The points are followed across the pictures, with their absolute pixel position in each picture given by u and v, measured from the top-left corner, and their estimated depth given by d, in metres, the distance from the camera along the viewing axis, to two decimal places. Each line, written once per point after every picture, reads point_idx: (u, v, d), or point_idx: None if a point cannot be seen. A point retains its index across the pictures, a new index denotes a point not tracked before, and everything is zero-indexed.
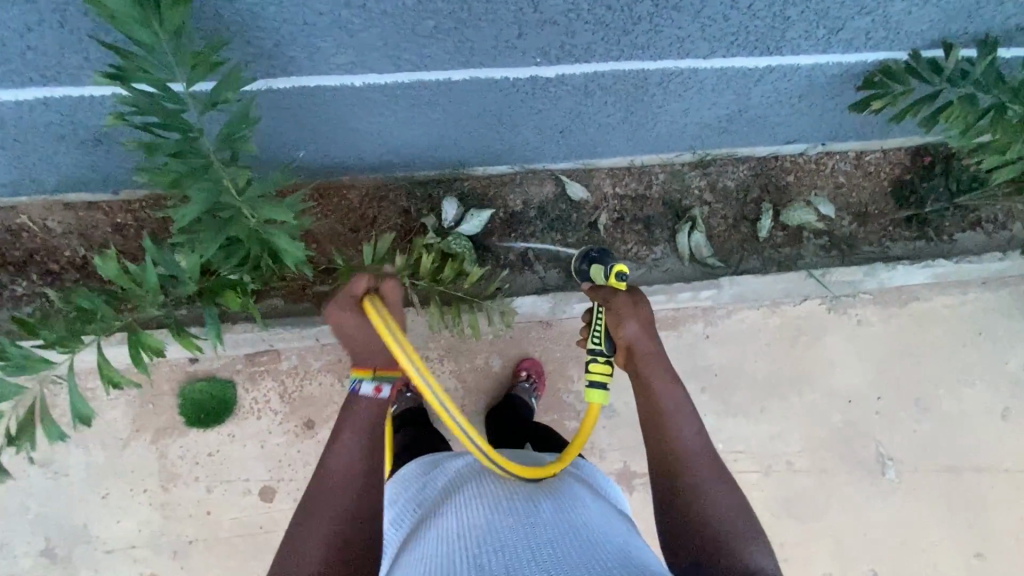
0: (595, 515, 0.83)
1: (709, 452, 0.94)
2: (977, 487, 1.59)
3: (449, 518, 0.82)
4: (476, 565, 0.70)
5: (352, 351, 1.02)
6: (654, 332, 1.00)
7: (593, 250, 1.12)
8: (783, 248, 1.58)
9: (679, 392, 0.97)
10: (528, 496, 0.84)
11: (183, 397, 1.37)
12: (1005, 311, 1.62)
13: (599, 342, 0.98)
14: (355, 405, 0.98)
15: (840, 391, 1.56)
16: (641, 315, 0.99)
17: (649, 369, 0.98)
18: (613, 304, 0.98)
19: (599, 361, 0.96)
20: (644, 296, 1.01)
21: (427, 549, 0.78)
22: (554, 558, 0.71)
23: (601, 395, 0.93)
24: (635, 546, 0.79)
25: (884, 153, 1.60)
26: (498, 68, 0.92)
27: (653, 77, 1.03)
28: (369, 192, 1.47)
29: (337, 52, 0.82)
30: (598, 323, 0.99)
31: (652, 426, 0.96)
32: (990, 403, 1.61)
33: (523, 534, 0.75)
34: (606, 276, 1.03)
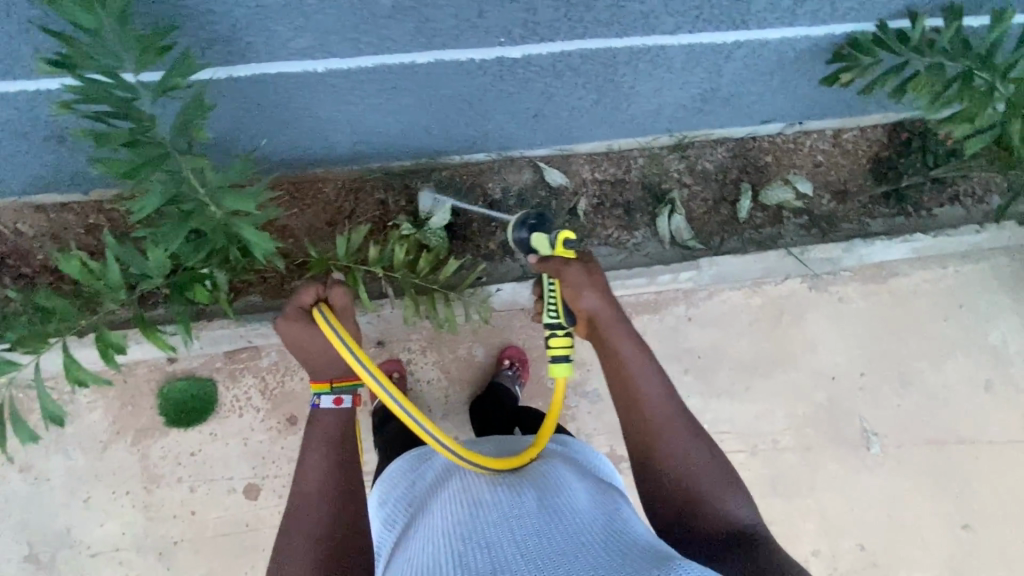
0: (581, 498, 0.81)
1: (682, 414, 0.90)
2: (961, 458, 1.60)
3: (435, 519, 0.80)
4: (460, 562, 0.68)
5: (308, 365, 1.00)
6: (614, 297, 0.96)
7: (529, 215, 1.01)
8: (764, 228, 1.58)
9: (646, 358, 0.93)
10: (510, 486, 0.83)
11: (162, 397, 1.35)
12: (984, 284, 1.63)
13: (555, 315, 0.96)
14: (317, 422, 0.95)
15: (823, 368, 1.57)
16: (598, 283, 0.94)
17: (613, 336, 0.94)
18: (567, 277, 0.93)
19: (559, 335, 0.94)
20: (596, 262, 0.96)
21: (414, 550, 0.76)
22: (540, 548, 0.69)
23: (564, 368, 0.93)
24: (625, 524, 0.77)
25: (860, 131, 1.61)
26: (461, 49, 0.91)
27: (621, 56, 1.02)
28: (345, 184, 1.46)
29: (295, 35, 0.81)
30: (552, 297, 0.96)
31: (621, 396, 0.92)
32: (972, 376, 1.62)
33: (508, 527, 0.73)
34: (552, 245, 0.96)
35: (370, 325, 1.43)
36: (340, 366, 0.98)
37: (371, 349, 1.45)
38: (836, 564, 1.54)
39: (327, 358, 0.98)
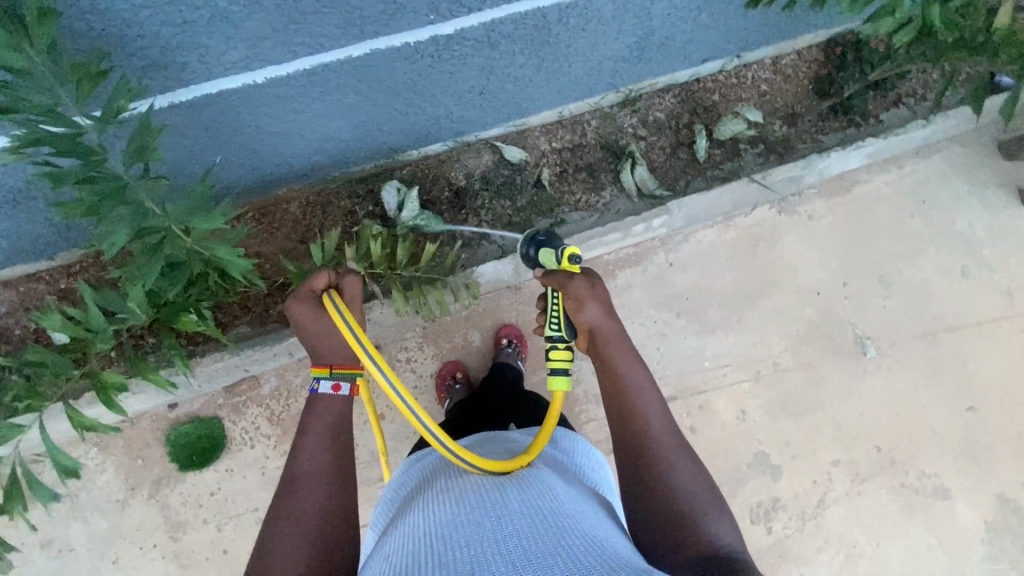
0: (568, 503, 0.82)
1: (672, 429, 0.93)
2: (954, 345, 1.66)
3: (420, 518, 0.82)
4: (440, 561, 0.70)
5: (310, 350, 0.99)
6: (615, 313, 1.00)
7: (539, 232, 1.05)
8: (724, 164, 1.62)
9: (641, 372, 0.98)
10: (496, 486, 0.85)
11: (171, 443, 1.35)
12: (942, 176, 1.69)
13: (558, 329, 0.99)
14: (315, 406, 0.94)
15: (807, 286, 1.61)
16: (601, 297, 0.98)
17: (610, 349, 0.99)
18: (571, 289, 0.97)
19: (559, 348, 0.97)
20: (599, 276, 1.00)
21: (394, 543, 0.79)
22: (518, 549, 0.71)
23: (564, 381, 0.95)
24: (606, 533, 0.78)
25: (797, 54, 1.67)
26: (394, 35, 0.92)
27: (551, 15, 1.04)
28: (308, 200, 1.46)
29: (229, 47, 0.81)
30: (556, 308, 0.99)
31: (618, 405, 0.95)
32: (948, 265, 1.68)
33: (490, 528, 0.75)
34: (559, 260, 0.99)
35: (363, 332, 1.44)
36: (344, 353, 0.97)
37: None
38: (856, 470, 1.58)
39: (330, 343, 0.96)
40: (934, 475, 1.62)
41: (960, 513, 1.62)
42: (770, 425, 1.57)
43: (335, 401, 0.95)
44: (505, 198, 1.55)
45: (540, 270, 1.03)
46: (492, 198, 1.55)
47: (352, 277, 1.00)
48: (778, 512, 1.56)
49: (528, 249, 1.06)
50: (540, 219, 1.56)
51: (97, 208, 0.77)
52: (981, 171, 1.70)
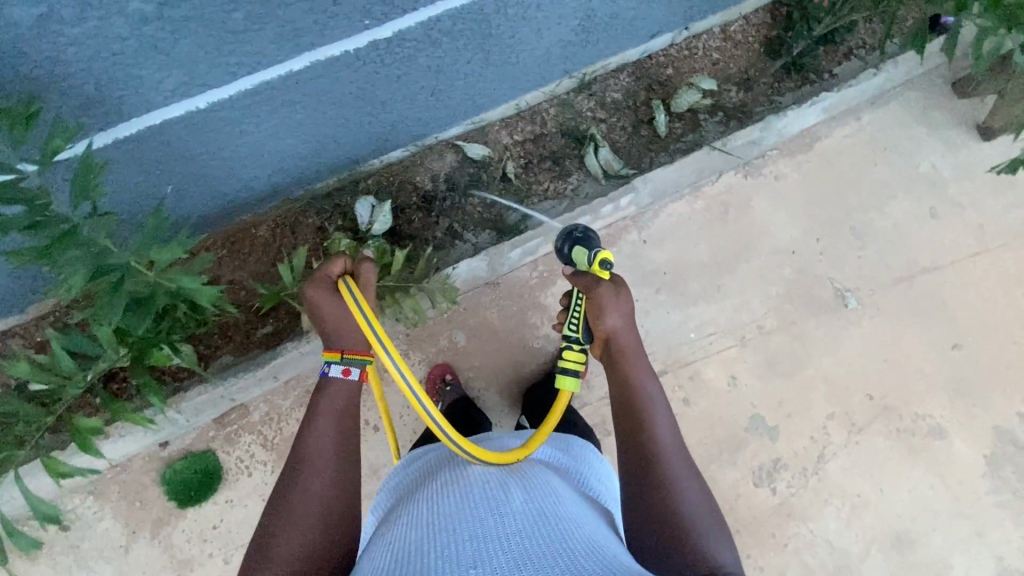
0: (565, 507, 0.87)
1: (680, 446, 0.96)
2: (932, 286, 1.68)
3: (424, 510, 0.87)
4: (442, 552, 0.75)
5: (323, 336, 1.02)
6: (635, 329, 1.05)
7: (577, 230, 1.09)
8: (686, 136, 1.63)
9: (653, 384, 1.02)
10: (501, 484, 0.89)
11: (167, 482, 1.34)
12: (900, 122, 1.71)
13: (575, 330, 1.07)
14: (327, 390, 0.97)
15: (782, 246, 1.63)
16: (624, 309, 1.03)
17: (626, 361, 1.03)
18: (595, 296, 1.03)
19: (572, 349, 1.05)
20: (626, 287, 1.05)
21: (401, 533, 0.84)
22: (522, 547, 0.75)
23: (572, 381, 1.01)
24: (600, 537, 0.82)
25: (745, 20, 1.69)
26: (330, 44, 0.91)
27: (488, 6, 1.04)
28: (276, 222, 1.45)
29: (163, 76, 0.80)
30: (577, 310, 1.08)
31: (627, 412, 0.99)
32: (917, 208, 1.70)
33: (495, 527, 0.79)
34: (590, 262, 1.04)
35: None
36: (356, 339, 1.00)
37: None
38: (852, 420, 1.60)
39: (345, 327, 1.00)
40: (929, 416, 1.63)
41: (958, 450, 1.64)
42: (762, 387, 1.58)
43: (345, 385, 0.97)
44: (474, 196, 1.55)
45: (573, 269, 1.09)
46: (461, 198, 1.54)
47: (367, 264, 1.06)
48: (781, 472, 1.57)
49: (563, 244, 1.10)
50: (511, 212, 1.56)
51: (49, 252, 0.76)
52: (938, 113, 1.72)
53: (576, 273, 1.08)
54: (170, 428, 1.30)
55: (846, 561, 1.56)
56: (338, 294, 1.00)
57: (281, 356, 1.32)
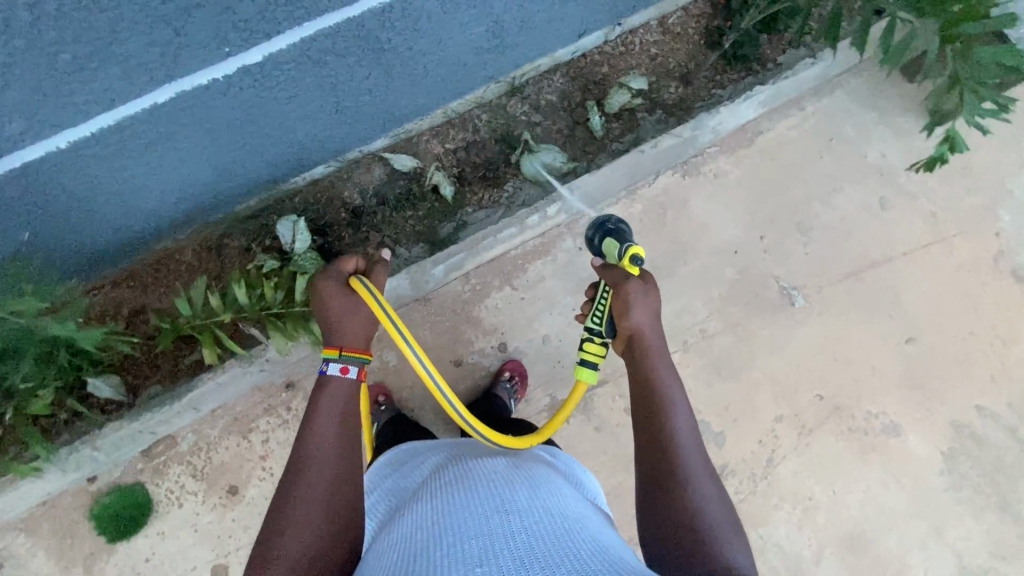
0: (572, 509, 0.85)
1: (700, 449, 0.93)
2: (883, 280, 1.63)
3: (428, 510, 0.85)
4: (449, 552, 0.73)
5: (323, 331, 1.01)
6: (660, 327, 1.03)
7: (610, 221, 1.10)
8: (624, 136, 1.57)
9: (675, 381, 0.99)
10: (508, 484, 0.87)
11: (95, 517, 1.32)
12: (847, 110, 1.64)
13: (598, 322, 1.06)
14: (324, 389, 0.94)
15: (724, 246, 1.58)
16: (650, 308, 1.01)
17: (649, 359, 1.00)
18: (624, 291, 1.01)
19: (593, 341, 1.06)
20: (655, 285, 1.03)
21: (404, 533, 0.82)
22: (529, 547, 0.73)
23: (589, 374, 1.06)
24: (607, 538, 0.80)
25: (683, 12, 1.62)
26: (193, 74, 0.87)
27: (367, 22, 0.99)
28: (199, 247, 1.42)
29: (3, 121, 0.78)
30: (603, 303, 1.06)
31: (645, 407, 0.96)
32: (866, 200, 1.64)
33: (502, 525, 0.77)
34: (621, 256, 1.05)
35: (268, 374, 1.35)
36: (357, 337, 1.00)
37: (283, 394, 1.39)
38: (802, 422, 1.56)
39: (348, 327, 1.00)
40: (882, 414, 1.59)
41: (914, 447, 1.59)
42: (706, 392, 1.55)
43: (345, 383, 0.96)
44: (405, 210, 1.50)
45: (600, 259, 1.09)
46: (391, 212, 1.50)
47: (379, 267, 1.11)
48: (728, 477, 1.54)
49: (594, 234, 1.11)
50: (442, 224, 1.52)
51: None
52: (886, 99, 1.65)
53: (605, 265, 1.08)
54: (91, 464, 1.28)
55: (798, 566, 1.53)
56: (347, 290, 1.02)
57: (200, 388, 1.29)
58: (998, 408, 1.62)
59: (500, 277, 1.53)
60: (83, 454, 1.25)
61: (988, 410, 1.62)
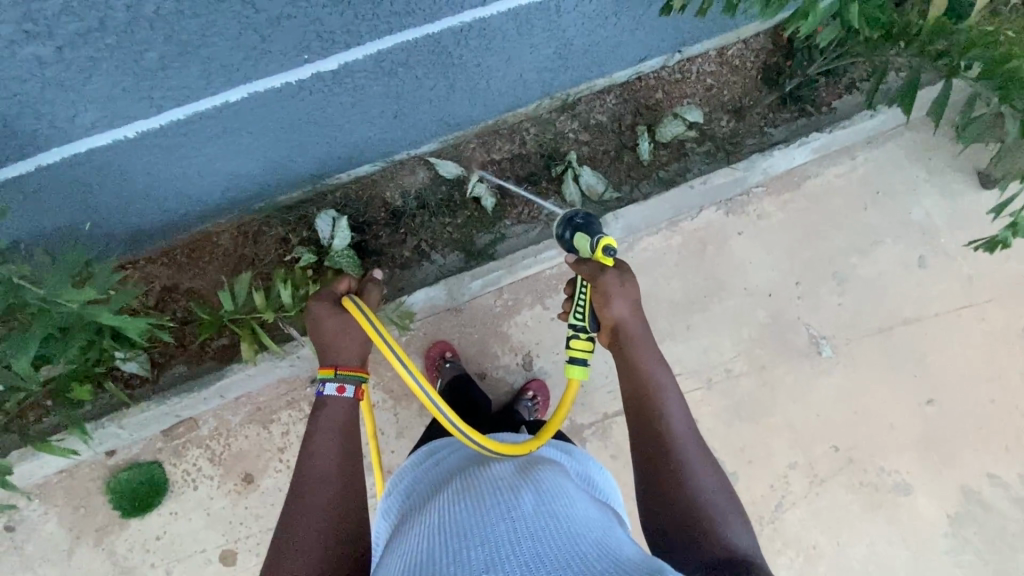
0: (580, 511, 0.82)
1: (696, 436, 0.94)
2: (911, 338, 1.62)
3: (435, 515, 0.83)
4: (455, 560, 0.70)
5: (319, 351, 1.03)
6: (642, 314, 1.02)
7: (578, 216, 1.09)
8: (670, 165, 1.55)
9: (664, 370, 0.99)
10: (512, 488, 0.84)
11: (111, 491, 1.33)
12: (897, 164, 1.63)
13: (581, 318, 1.04)
14: (322, 411, 0.96)
15: (757, 288, 1.58)
16: (630, 296, 1.00)
17: (636, 350, 1.00)
18: (601, 282, 0.99)
19: (580, 337, 1.02)
20: (631, 273, 1.01)
21: (411, 541, 0.79)
22: (533, 556, 0.70)
23: (581, 370, 0.99)
24: (616, 541, 0.77)
25: (744, 44, 1.58)
26: (268, 77, 0.86)
27: (444, 39, 0.97)
28: (237, 232, 1.42)
29: (78, 111, 0.77)
30: (582, 298, 1.04)
31: (637, 400, 0.97)
32: (905, 256, 1.63)
33: (506, 530, 0.75)
34: (593, 249, 1.03)
35: (296, 369, 1.35)
36: (351, 356, 1.01)
37: (306, 389, 1.39)
38: (814, 471, 1.57)
39: (343, 346, 1.01)
40: (894, 472, 1.60)
41: (922, 508, 1.60)
42: (721, 429, 1.56)
43: (342, 403, 0.97)
44: (444, 216, 1.48)
45: (573, 256, 1.07)
46: (430, 217, 1.47)
47: (372, 287, 1.14)
48: None
49: (565, 231, 1.10)
50: (481, 234, 1.50)
51: None
52: (937, 157, 1.63)
53: (579, 260, 1.05)
54: (114, 439, 1.29)
55: None
56: (338, 310, 1.03)
57: (228, 376, 1.29)
58: (1009, 478, 1.62)
59: (532, 295, 1.53)
60: (105, 429, 1.26)
61: (1000, 479, 1.62)
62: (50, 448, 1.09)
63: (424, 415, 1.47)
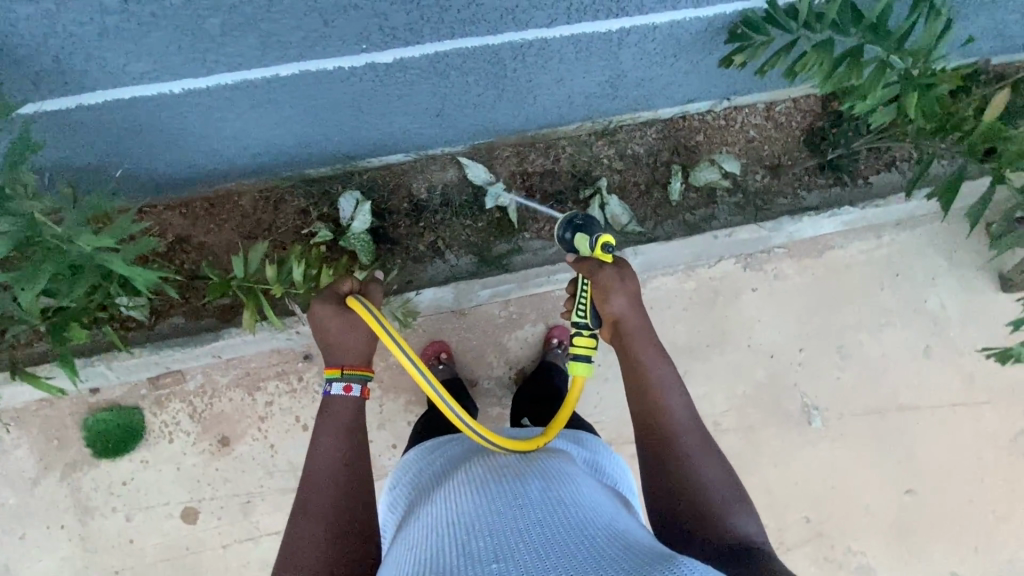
0: (588, 497, 0.82)
1: (697, 425, 0.95)
2: (903, 425, 1.62)
3: (443, 507, 0.82)
4: (464, 551, 0.69)
5: (324, 351, 1.02)
6: (641, 306, 1.02)
7: (578, 217, 1.06)
8: (698, 209, 1.55)
9: (663, 362, 0.99)
10: (519, 476, 0.85)
11: (87, 429, 1.32)
12: (921, 251, 1.62)
13: (583, 315, 1.01)
14: (330, 408, 0.96)
15: (761, 347, 1.58)
16: (629, 289, 1.00)
17: (636, 343, 1.00)
18: (600, 279, 0.99)
19: (583, 335, 0.98)
20: (631, 269, 1.01)
21: (419, 536, 0.78)
22: (542, 539, 0.70)
23: (585, 368, 0.96)
24: (625, 525, 0.77)
25: (794, 103, 1.56)
26: (322, 59, 0.86)
27: (503, 52, 0.97)
28: (258, 196, 1.41)
29: (131, 60, 0.77)
30: (583, 296, 1.02)
31: (636, 395, 0.98)
32: (912, 343, 1.62)
33: (513, 516, 0.74)
34: (592, 247, 1.01)
35: (292, 342, 1.35)
36: (358, 356, 1.01)
37: (298, 364, 1.38)
38: (782, 537, 1.58)
39: (347, 347, 1.01)
40: (860, 553, 1.60)
41: None
42: None
43: (348, 401, 0.97)
44: (465, 217, 1.47)
45: (573, 255, 1.05)
46: (451, 216, 1.47)
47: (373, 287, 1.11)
48: None
49: (565, 233, 1.07)
50: (498, 243, 1.49)
51: None
52: (962, 251, 1.62)
53: (578, 260, 1.04)
54: (101, 379, 1.30)
55: None
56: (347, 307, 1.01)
57: (223, 338, 1.29)
58: None
59: (537, 313, 1.54)
60: (94, 367, 1.26)
61: None
62: (38, 384, 1.04)
63: (410, 410, 1.47)
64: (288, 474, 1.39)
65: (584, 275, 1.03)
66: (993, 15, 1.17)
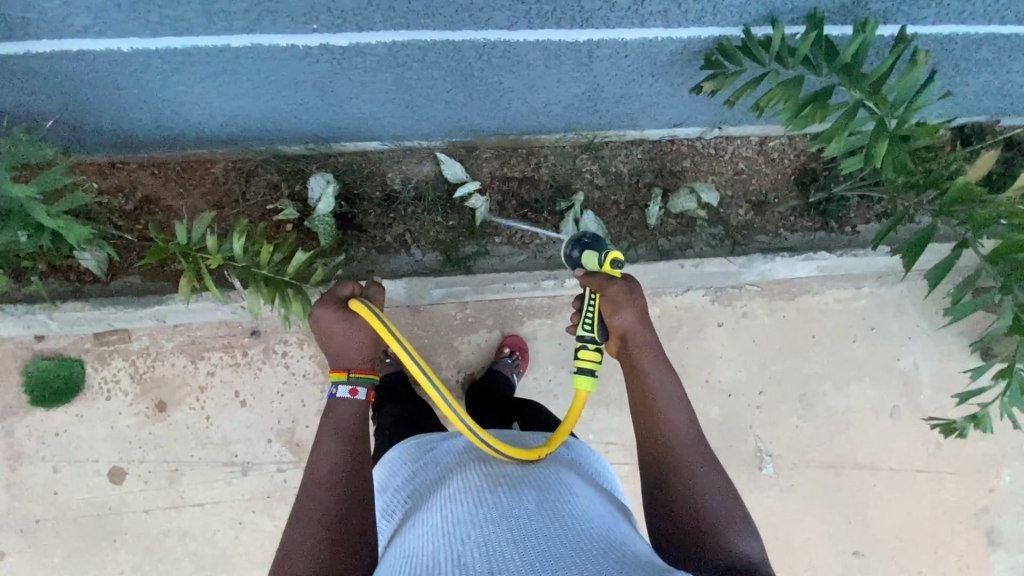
0: (584, 506, 0.79)
1: (703, 440, 0.89)
2: (860, 485, 1.56)
3: (436, 514, 0.79)
4: (458, 563, 0.67)
5: (328, 355, 1.00)
6: (650, 322, 0.96)
7: (584, 235, 0.98)
8: (674, 237, 1.50)
9: (670, 377, 0.93)
10: (512, 485, 0.81)
11: (26, 375, 1.32)
12: (900, 308, 1.56)
13: (590, 329, 0.92)
14: (333, 411, 0.95)
15: (720, 385, 1.54)
16: (638, 305, 0.94)
17: (644, 357, 0.93)
18: (609, 292, 0.92)
19: (589, 348, 0.91)
20: (640, 286, 0.95)
21: (413, 545, 0.75)
22: (539, 552, 0.68)
23: (589, 383, 0.89)
24: (623, 535, 0.75)
25: (789, 140, 1.51)
26: (275, 35, 0.87)
27: (465, 49, 0.96)
28: (233, 166, 1.40)
29: (70, 12, 0.79)
30: (590, 310, 0.93)
31: (640, 409, 0.92)
32: (879, 402, 1.57)
33: (508, 528, 0.72)
34: (600, 264, 0.94)
35: (239, 315, 1.34)
36: (364, 359, 0.99)
37: (245, 339, 1.37)
38: None
39: (354, 350, 0.99)
40: None
41: None
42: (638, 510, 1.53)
43: (353, 404, 0.95)
44: (436, 214, 1.44)
45: (580, 271, 0.97)
46: (423, 210, 1.44)
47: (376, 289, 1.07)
48: None
49: (570, 251, 0.99)
50: (466, 243, 1.46)
51: None
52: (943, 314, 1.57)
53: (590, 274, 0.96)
54: (42, 327, 1.30)
55: None
56: (347, 313, 0.98)
57: (168, 303, 1.28)
58: None
59: (494, 319, 1.53)
60: (40, 315, 1.26)
61: None
62: None
63: None
64: (220, 448, 1.38)
65: (592, 288, 0.94)
66: (994, 74, 1.12)
